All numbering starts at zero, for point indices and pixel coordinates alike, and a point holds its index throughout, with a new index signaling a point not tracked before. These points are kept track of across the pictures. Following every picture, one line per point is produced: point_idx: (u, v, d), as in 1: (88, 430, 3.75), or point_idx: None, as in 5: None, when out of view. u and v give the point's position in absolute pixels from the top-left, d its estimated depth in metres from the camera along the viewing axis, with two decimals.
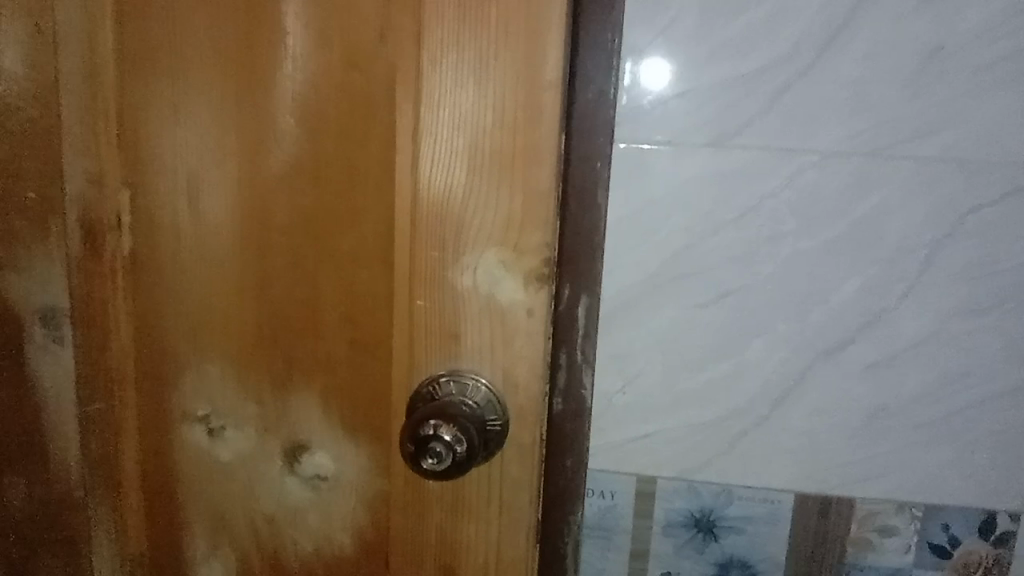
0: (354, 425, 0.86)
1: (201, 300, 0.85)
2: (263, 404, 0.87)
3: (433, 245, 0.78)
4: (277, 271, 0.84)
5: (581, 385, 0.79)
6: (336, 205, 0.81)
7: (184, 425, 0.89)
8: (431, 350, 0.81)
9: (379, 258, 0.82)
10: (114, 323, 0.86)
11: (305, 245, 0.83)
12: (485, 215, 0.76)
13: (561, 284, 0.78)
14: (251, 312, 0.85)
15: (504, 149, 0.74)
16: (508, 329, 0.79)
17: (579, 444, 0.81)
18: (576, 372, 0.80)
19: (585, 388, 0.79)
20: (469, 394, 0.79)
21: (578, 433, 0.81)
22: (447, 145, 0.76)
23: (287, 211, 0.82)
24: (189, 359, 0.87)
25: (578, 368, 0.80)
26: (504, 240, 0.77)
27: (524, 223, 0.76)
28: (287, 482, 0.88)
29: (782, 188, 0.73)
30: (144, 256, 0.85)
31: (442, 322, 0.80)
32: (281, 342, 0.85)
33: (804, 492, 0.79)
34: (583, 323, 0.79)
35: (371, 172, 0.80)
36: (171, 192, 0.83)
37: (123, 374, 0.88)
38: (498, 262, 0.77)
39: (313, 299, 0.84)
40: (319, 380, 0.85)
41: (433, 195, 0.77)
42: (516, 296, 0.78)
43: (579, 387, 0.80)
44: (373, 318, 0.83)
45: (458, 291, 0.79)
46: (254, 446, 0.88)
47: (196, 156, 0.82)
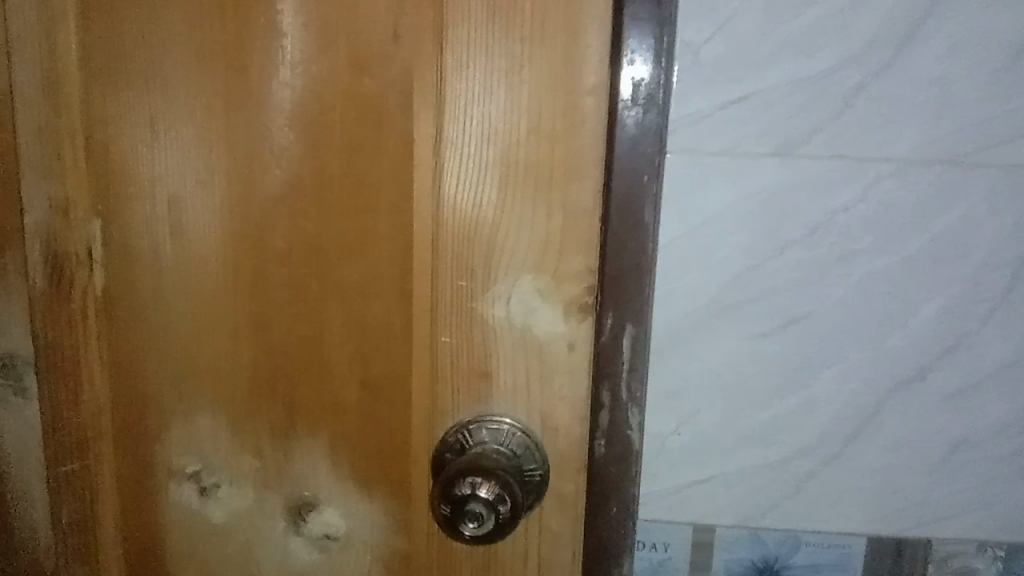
0: (367, 479, 0.75)
1: (189, 340, 0.74)
2: (262, 457, 0.76)
3: (460, 272, 0.69)
4: (277, 307, 0.73)
5: (626, 425, 0.71)
6: (344, 229, 0.70)
7: (170, 484, 0.77)
8: (458, 393, 0.71)
9: (393, 289, 0.71)
10: (86, 370, 0.75)
11: (308, 276, 0.72)
12: (519, 239, 0.67)
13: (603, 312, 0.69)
14: (246, 354, 0.74)
15: (540, 163, 0.66)
16: (545, 367, 0.69)
17: (626, 488, 0.73)
18: (621, 412, 0.71)
19: (631, 429, 0.71)
20: (503, 441, 0.70)
21: (625, 477, 0.72)
22: (475, 159, 0.67)
23: (287, 237, 0.71)
24: (176, 410, 0.75)
25: (625, 407, 0.71)
26: (540, 266, 0.67)
27: (564, 245, 0.67)
28: (292, 544, 0.78)
29: (855, 201, 0.65)
30: (120, 293, 0.73)
31: (470, 361, 0.71)
32: (281, 387, 0.74)
33: (877, 534, 0.72)
34: (628, 357, 0.70)
35: (383, 191, 0.69)
36: (150, 219, 0.72)
37: (99, 428, 0.76)
38: (534, 291, 0.68)
39: (318, 338, 0.73)
40: (326, 428, 0.75)
41: (459, 217, 0.68)
42: (553, 329, 0.69)
43: (626, 428, 0.71)
44: (388, 357, 0.72)
45: (488, 325, 0.70)
46: (252, 504, 0.77)
47: (178, 178, 0.71)
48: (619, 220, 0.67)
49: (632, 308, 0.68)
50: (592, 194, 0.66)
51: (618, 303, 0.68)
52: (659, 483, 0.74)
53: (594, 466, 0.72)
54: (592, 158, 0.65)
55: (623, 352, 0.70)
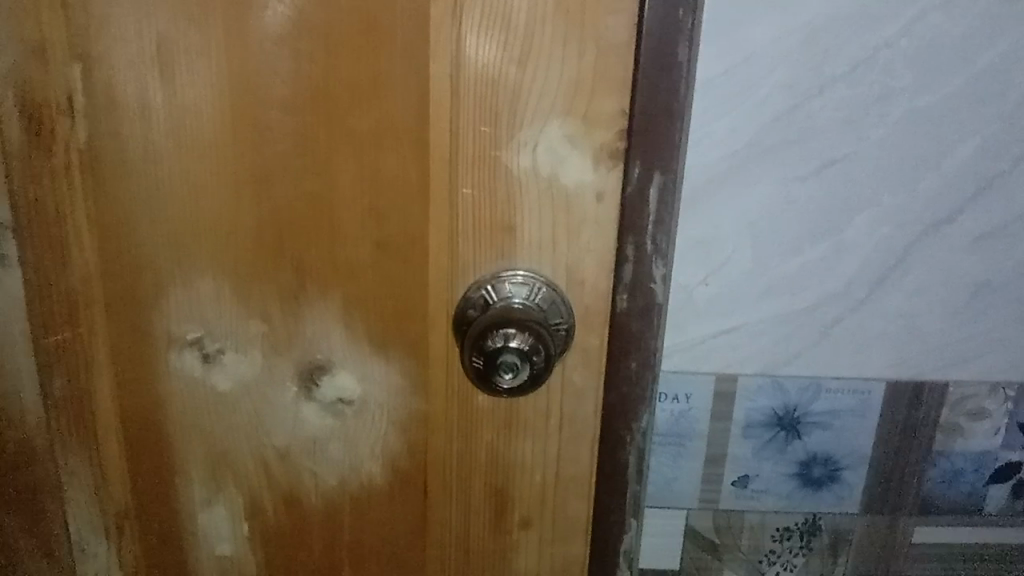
0: (382, 341, 0.73)
1: (185, 198, 0.69)
2: (270, 322, 0.72)
3: (483, 118, 0.65)
4: (282, 159, 0.68)
5: (650, 278, 0.70)
6: (355, 74, 0.65)
7: (171, 353, 0.73)
8: (479, 248, 0.68)
9: (407, 140, 0.67)
10: (73, 233, 0.69)
11: (315, 126, 0.67)
12: (548, 79, 0.64)
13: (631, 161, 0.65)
14: (249, 212, 0.69)
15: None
16: (571, 219, 0.67)
17: (648, 342, 0.72)
18: (647, 265, 0.69)
19: (654, 281, 0.70)
20: (528, 296, 0.68)
21: (647, 331, 0.71)
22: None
23: (290, 84, 0.66)
24: (174, 274, 0.71)
25: (650, 259, 0.68)
26: (570, 110, 0.64)
27: (597, 86, 0.64)
28: (304, 409, 0.75)
29: (897, 37, 0.65)
30: (106, 147, 0.67)
31: (493, 214, 0.67)
32: (289, 245, 0.70)
33: (897, 379, 0.76)
34: (656, 209, 0.67)
35: (396, 30, 0.64)
36: (136, 64, 0.65)
37: (91, 296, 0.71)
38: (563, 136, 0.65)
39: (328, 193, 0.69)
40: (338, 288, 0.71)
41: (483, 56, 0.63)
42: (581, 178, 0.66)
43: (651, 281, 0.70)
44: (404, 213, 0.69)
45: (513, 175, 0.66)
46: (260, 371, 0.74)
47: (167, 17, 0.64)
48: (650, 60, 0.63)
49: (661, 157, 0.65)
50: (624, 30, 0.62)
51: (649, 150, 0.65)
52: (686, 335, 0.75)
53: (614, 320, 0.71)
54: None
55: (650, 204, 0.67)
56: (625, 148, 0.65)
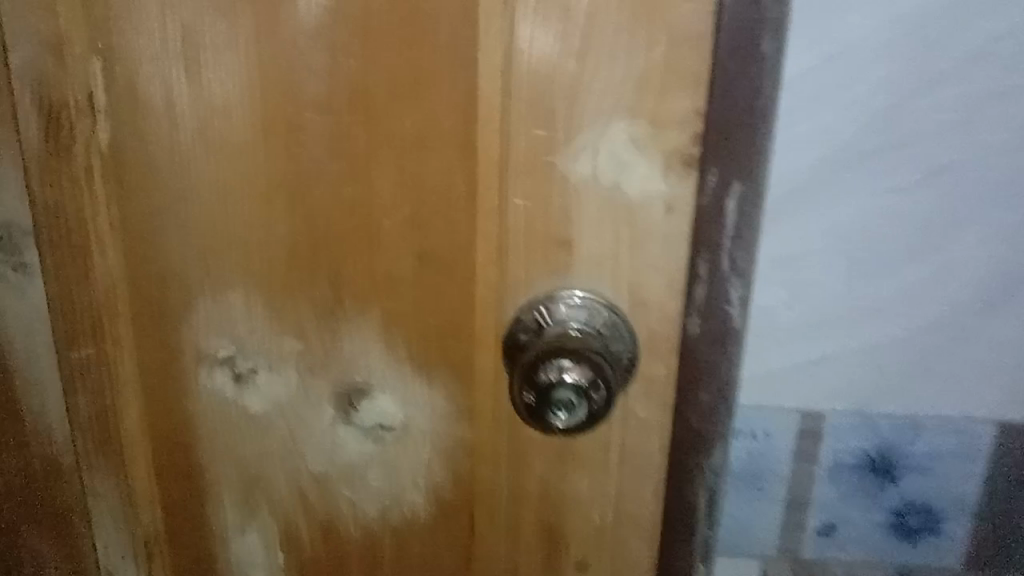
0: (425, 362, 0.66)
1: (213, 206, 0.63)
2: (306, 340, 0.66)
3: (537, 118, 0.58)
4: (317, 163, 0.62)
5: (727, 299, 0.60)
6: (395, 70, 0.59)
7: (201, 370, 0.68)
8: (532, 263, 0.61)
9: (453, 142, 0.60)
10: (97, 242, 0.65)
11: (352, 126, 0.60)
12: (612, 75, 0.56)
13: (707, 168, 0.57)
14: (282, 221, 0.63)
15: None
16: (636, 233, 0.59)
17: (722, 371, 0.62)
18: (722, 285, 0.60)
19: (731, 303, 0.60)
20: (588, 320, 0.61)
21: (720, 359, 0.62)
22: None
23: (324, 80, 0.59)
24: (203, 287, 0.65)
25: (725, 279, 0.59)
26: (637, 109, 0.56)
27: (668, 82, 0.56)
28: (342, 435, 0.69)
29: (1013, 28, 0.59)
30: (129, 149, 0.62)
31: (548, 226, 0.60)
32: (324, 257, 0.64)
33: (1007, 421, 0.69)
34: (733, 222, 0.58)
35: (441, 20, 0.57)
36: (160, 59, 0.60)
37: (117, 309, 0.66)
38: (627, 139, 0.57)
39: (366, 200, 0.62)
40: (378, 305, 0.65)
41: (539, 48, 0.56)
42: (648, 186, 0.58)
43: (726, 303, 0.60)
44: (449, 223, 0.62)
45: (570, 182, 0.59)
46: (295, 392, 0.68)
47: (193, 7, 0.58)
48: (728, 51, 0.54)
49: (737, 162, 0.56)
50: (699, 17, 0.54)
51: (725, 155, 0.56)
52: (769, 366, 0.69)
53: (685, 345, 0.62)
54: None
55: (727, 216, 0.58)
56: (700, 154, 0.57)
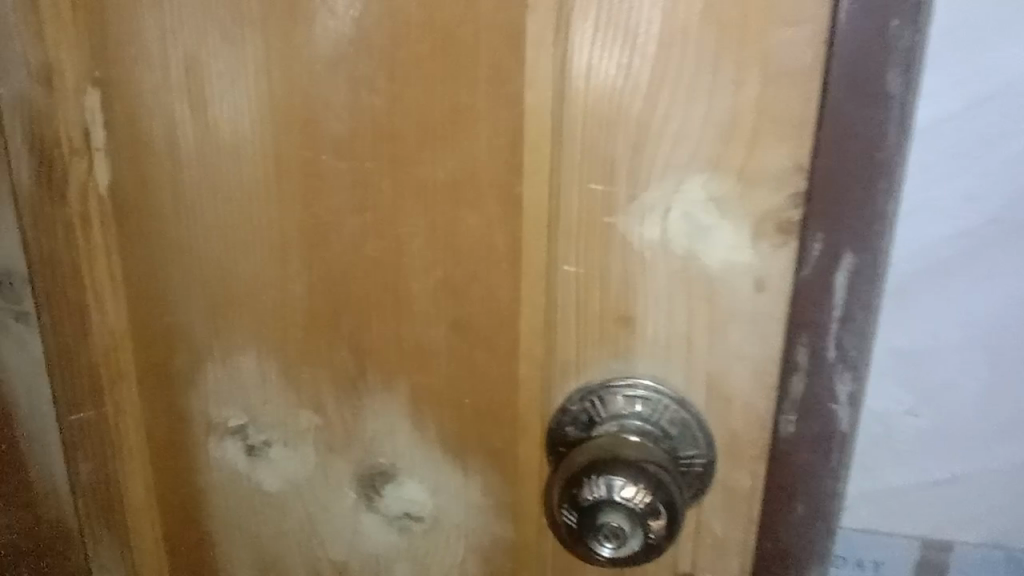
0: (460, 448, 0.56)
1: (222, 259, 0.55)
2: (325, 414, 0.57)
3: (594, 171, 0.47)
4: (336, 215, 0.52)
5: (832, 396, 0.47)
6: (427, 107, 0.49)
7: (210, 440, 0.60)
8: (584, 343, 0.50)
9: (494, 193, 0.50)
10: (95, 297, 0.57)
11: (376, 173, 0.51)
12: (689, 119, 0.44)
13: (811, 231, 0.45)
14: (297, 280, 0.54)
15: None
16: (715, 314, 0.48)
17: (822, 482, 0.49)
18: (826, 378, 0.47)
19: (838, 401, 0.47)
20: (650, 417, 0.49)
21: (822, 466, 0.49)
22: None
23: (344, 119, 0.50)
24: (211, 348, 0.57)
25: (831, 371, 0.47)
26: (720, 161, 0.45)
27: (760, 128, 0.44)
28: (364, 522, 0.60)
29: None
30: (131, 192, 0.55)
31: (605, 300, 0.49)
32: (345, 323, 0.55)
33: None
34: (842, 302, 0.45)
35: (481, 48, 0.47)
36: (162, 92, 0.52)
37: (119, 370, 0.59)
38: (706, 199, 0.46)
39: (393, 259, 0.53)
40: (406, 380, 0.55)
41: (597, 86, 0.45)
42: (732, 256, 0.46)
43: (831, 400, 0.47)
44: (488, 289, 0.52)
45: (633, 250, 0.47)
46: (313, 470, 0.59)
47: (198, 33, 0.50)
48: (844, 89, 0.42)
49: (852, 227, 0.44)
50: (805, 47, 0.42)
51: (835, 218, 0.44)
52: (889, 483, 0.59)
53: (776, 450, 0.50)
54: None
55: (836, 293, 0.45)
56: (799, 218, 0.45)
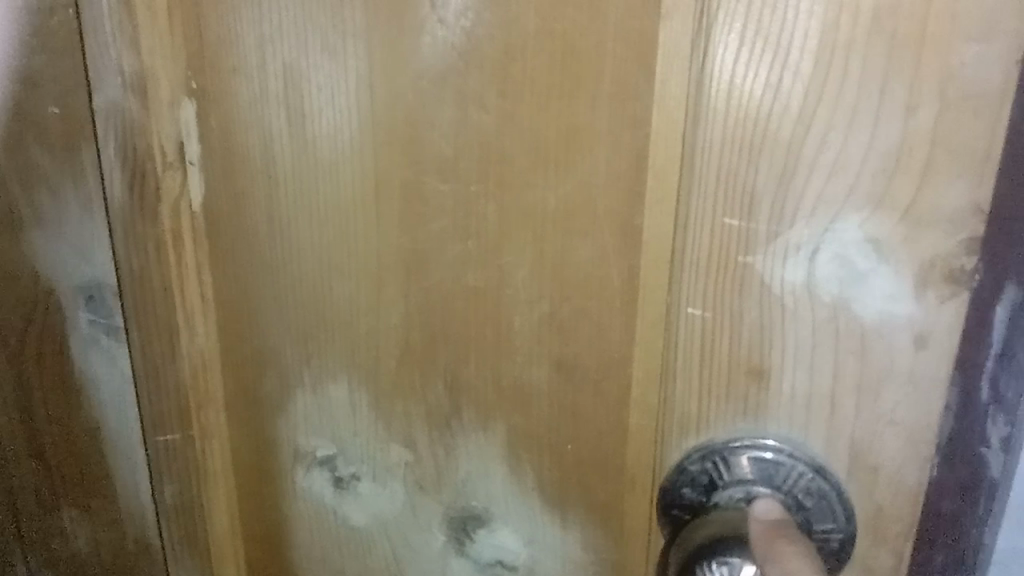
0: (560, 497, 0.51)
1: (315, 281, 0.51)
2: (416, 450, 0.53)
3: (729, 204, 0.41)
4: (437, 241, 0.48)
5: (982, 438, 0.42)
6: (541, 126, 0.44)
7: (297, 469, 0.57)
8: (708, 397, 0.44)
9: (611, 224, 0.45)
10: (185, 318, 0.54)
11: (482, 197, 0.46)
12: (848, 148, 0.38)
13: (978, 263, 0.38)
14: (394, 308, 0.50)
15: (909, 7, 0.36)
16: (865, 372, 0.41)
17: (961, 524, 0.44)
18: (979, 420, 0.42)
19: (987, 444, 0.42)
20: (779, 484, 0.44)
21: (963, 513, 0.44)
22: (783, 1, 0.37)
23: (451, 137, 0.46)
24: (301, 374, 0.54)
25: (984, 414, 0.42)
26: (883, 198, 0.38)
27: (934, 160, 0.37)
28: (454, 566, 0.56)
29: None
30: (225, 208, 0.52)
31: (734, 350, 0.43)
32: (442, 356, 0.50)
33: None
34: (1001, 345, 0.40)
35: (606, 63, 0.42)
36: (262, 104, 0.49)
37: (207, 394, 0.56)
38: (863, 240, 0.39)
39: (496, 290, 0.48)
40: (503, 420, 0.51)
41: (739, 108, 0.39)
42: (891, 308, 0.40)
43: (981, 443, 0.42)
44: (600, 327, 0.47)
45: (771, 296, 0.41)
46: (401, 509, 0.55)
47: (299, 42, 0.47)
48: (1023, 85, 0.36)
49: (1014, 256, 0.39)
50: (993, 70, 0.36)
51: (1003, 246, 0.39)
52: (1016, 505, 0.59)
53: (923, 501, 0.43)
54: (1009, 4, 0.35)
55: (996, 335, 0.40)
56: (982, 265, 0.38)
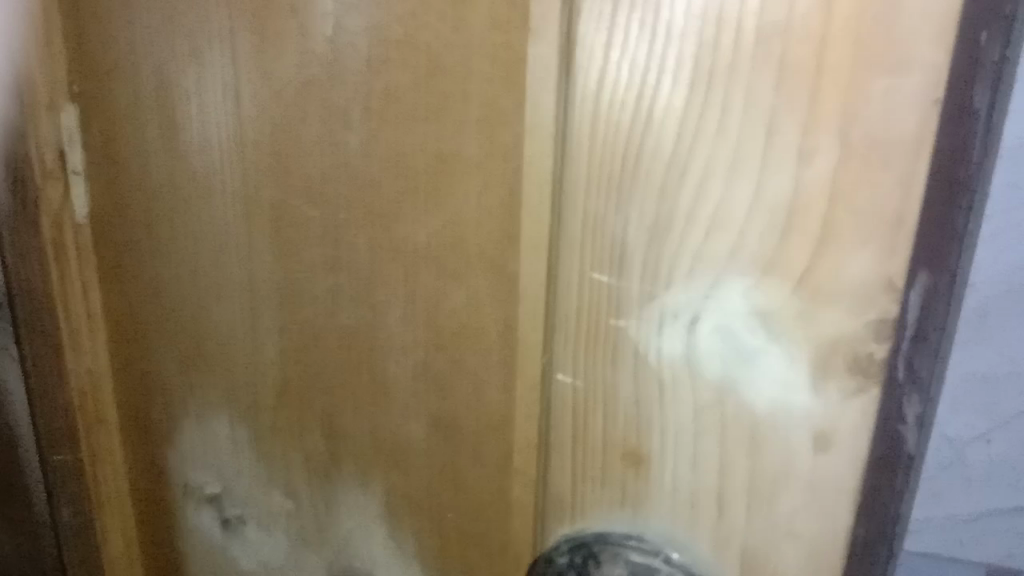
0: (442, 568, 0.45)
1: (195, 306, 0.47)
2: (298, 499, 0.48)
3: (599, 257, 0.34)
4: (309, 273, 0.43)
5: (897, 417, 0.31)
6: (408, 152, 0.38)
7: (188, 504, 0.53)
8: (584, 481, 0.37)
9: (485, 268, 0.38)
10: (72, 335, 0.51)
11: (352, 227, 0.41)
12: (730, 200, 0.31)
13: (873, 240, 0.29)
14: (270, 342, 0.45)
15: (801, 28, 0.28)
16: (757, 473, 0.34)
17: (885, 508, 0.32)
18: (892, 398, 0.31)
19: (905, 424, 0.31)
20: None
21: (885, 499, 0.32)
22: (652, 17, 0.30)
23: (318, 158, 0.40)
24: (186, 405, 0.50)
25: (899, 391, 0.31)
26: (773, 263, 0.31)
27: (833, 221, 0.30)
28: None
29: None
30: (111, 221, 0.48)
31: (610, 430, 0.36)
32: (318, 401, 0.45)
33: None
34: (918, 320, 0.30)
35: (472, 82, 0.36)
36: (138, 112, 0.45)
37: (99, 414, 0.53)
38: (750, 312, 0.32)
39: (370, 332, 0.42)
40: (382, 477, 0.45)
41: (606, 143, 0.32)
42: (785, 397, 0.32)
43: (896, 423, 0.31)
44: (477, 384, 0.41)
45: (646, 369, 0.34)
46: (286, 560, 0.50)
47: (170, 46, 0.42)
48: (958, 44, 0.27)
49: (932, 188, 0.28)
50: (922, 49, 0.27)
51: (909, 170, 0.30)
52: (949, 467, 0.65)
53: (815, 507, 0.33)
54: (927, 29, 0.27)
55: (911, 311, 0.30)
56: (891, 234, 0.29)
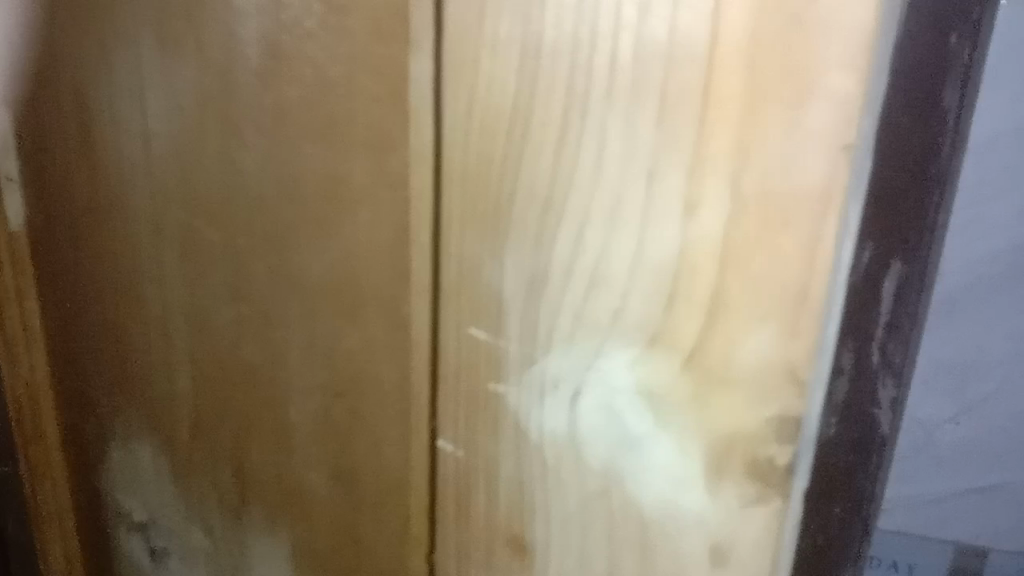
0: None
1: (116, 324, 0.44)
2: (214, 539, 0.45)
3: (476, 312, 0.29)
4: (212, 300, 0.39)
5: (868, 403, 0.25)
6: (298, 176, 0.34)
7: (121, 529, 0.50)
8: (469, 565, 0.32)
9: (377, 311, 0.34)
10: (8, 346, 0.49)
11: (249, 256, 0.37)
12: (610, 254, 0.25)
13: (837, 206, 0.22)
14: (181, 369, 0.42)
15: (685, 49, 0.22)
16: (652, 572, 0.28)
17: (862, 498, 0.26)
18: (862, 386, 0.24)
19: (879, 409, 0.25)
20: None
21: (861, 484, 0.26)
22: (522, 32, 0.25)
23: (216, 177, 0.37)
24: (113, 425, 0.47)
25: (870, 377, 0.24)
26: (658, 333, 0.25)
27: (724, 290, 0.24)
28: None
29: None
30: (41, 230, 0.46)
31: (492, 512, 0.31)
32: (227, 438, 0.41)
33: None
34: (893, 305, 0.24)
35: (358, 100, 0.31)
36: (57, 117, 0.42)
37: (38, 431, 0.50)
38: (633, 390, 0.26)
39: (270, 371, 0.38)
40: (287, 528, 0.41)
41: (478, 180, 0.27)
42: (675, 495, 0.27)
43: (868, 406, 0.25)
44: (373, 441, 0.36)
45: (529, 445, 0.29)
46: None
47: (80, 48, 0.39)
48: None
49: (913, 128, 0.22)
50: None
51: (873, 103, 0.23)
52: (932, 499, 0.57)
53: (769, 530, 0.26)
54: (838, 48, 0.21)
55: (883, 293, 0.24)
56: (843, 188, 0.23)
